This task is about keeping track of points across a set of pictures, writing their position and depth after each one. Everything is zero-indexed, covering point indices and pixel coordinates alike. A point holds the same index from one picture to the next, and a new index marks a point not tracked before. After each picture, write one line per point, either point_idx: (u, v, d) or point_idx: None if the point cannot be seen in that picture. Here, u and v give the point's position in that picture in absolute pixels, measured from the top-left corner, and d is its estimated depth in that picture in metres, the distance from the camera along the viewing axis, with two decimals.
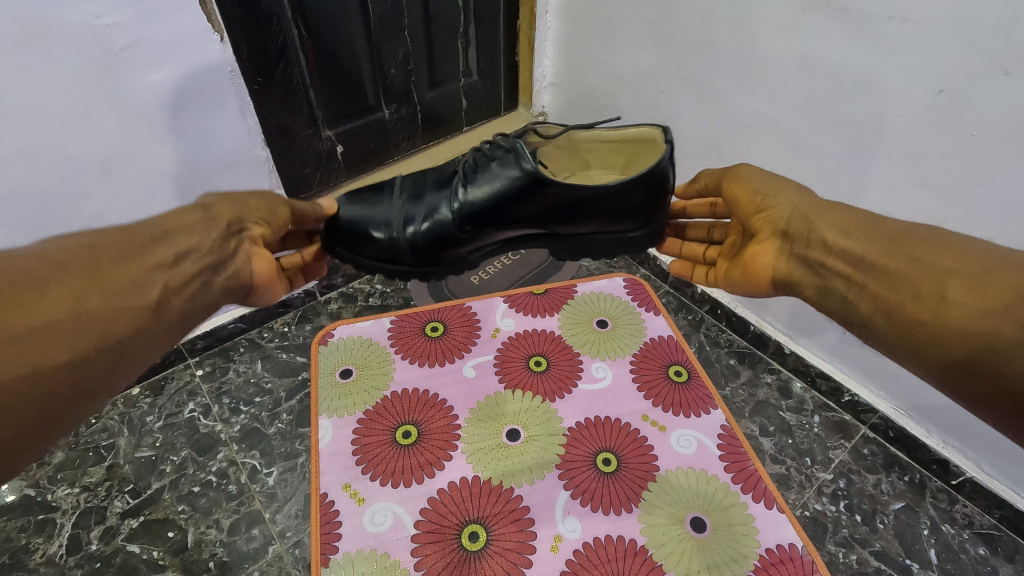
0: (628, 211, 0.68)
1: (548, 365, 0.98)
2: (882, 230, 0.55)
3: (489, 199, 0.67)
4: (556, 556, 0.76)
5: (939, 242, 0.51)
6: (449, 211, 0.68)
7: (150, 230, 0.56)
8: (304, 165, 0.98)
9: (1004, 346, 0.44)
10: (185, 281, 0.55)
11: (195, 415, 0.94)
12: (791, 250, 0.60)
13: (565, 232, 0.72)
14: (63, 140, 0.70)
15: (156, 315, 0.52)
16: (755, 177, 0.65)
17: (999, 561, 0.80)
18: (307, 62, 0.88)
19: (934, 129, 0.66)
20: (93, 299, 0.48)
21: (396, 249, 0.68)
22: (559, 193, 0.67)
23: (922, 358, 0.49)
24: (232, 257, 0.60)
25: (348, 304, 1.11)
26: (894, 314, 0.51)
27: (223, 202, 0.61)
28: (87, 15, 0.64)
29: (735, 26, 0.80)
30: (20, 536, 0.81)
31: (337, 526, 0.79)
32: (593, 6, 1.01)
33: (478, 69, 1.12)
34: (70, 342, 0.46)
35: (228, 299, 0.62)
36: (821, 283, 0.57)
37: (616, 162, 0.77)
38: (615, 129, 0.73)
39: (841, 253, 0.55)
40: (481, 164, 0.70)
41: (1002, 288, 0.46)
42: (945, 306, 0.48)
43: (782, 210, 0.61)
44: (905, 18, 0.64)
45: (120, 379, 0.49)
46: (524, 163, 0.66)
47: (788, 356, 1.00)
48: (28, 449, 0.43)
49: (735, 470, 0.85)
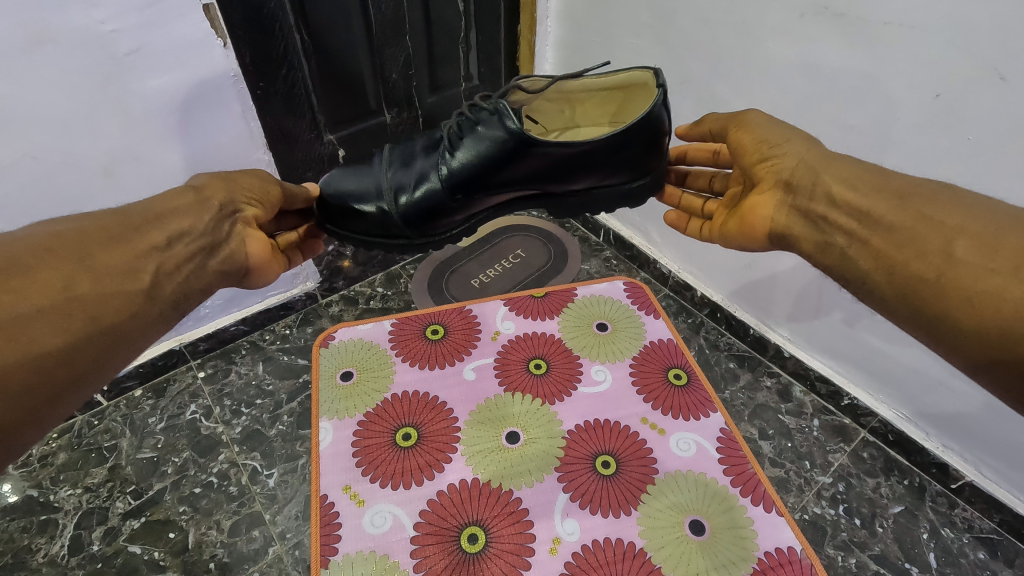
0: (624, 162, 0.69)
1: (547, 368, 0.98)
2: (889, 183, 0.55)
3: (478, 159, 0.68)
4: (555, 558, 0.77)
5: (950, 199, 0.51)
6: (439, 180, 0.68)
7: (141, 213, 0.57)
8: (307, 169, 0.99)
9: (1008, 307, 0.45)
10: (176, 264, 0.56)
11: (196, 416, 0.95)
12: (792, 203, 0.60)
13: (560, 190, 0.72)
14: (68, 144, 0.71)
15: (147, 300, 0.53)
16: (762, 126, 0.64)
17: (999, 564, 0.80)
18: (309, 67, 0.89)
19: (931, 134, 0.66)
20: (82, 284, 0.49)
21: (390, 222, 0.68)
22: (548, 153, 0.67)
23: (920, 318, 0.50)
24: (227, 240, 0.61)
25: (350, 307, 1.11)
26: (896, 272, 0.51)
27: (215, 183, 0.62)
28: (92, 20, 0.65)
29: (733, 31, 0.81)
30: (23, 537, 0.82)
31: (337, 528, 0.79)
32: (593, 11, 1.02)
33: (479, 74, 1.13)
34: (58, 328, 0.47)
35: (225, 280, 0.62)
36: (821, 238, 0.57)
37: (608, 109, 0.77)
38: (604, 76, 0.72)
39: (847, 207, 0.55)
40: (466, 128, 0.70)
41: (1011, 248, 0.46)
42: (952, 265, 0.48)
43: (787, 159, 0.61)
44: (901, 23, 0.64)
45: (113, 365, 0.51)
46: (509, 121, 0.66)
47: (787, 360, 0.99)
48: (20, 436, 0.44)
49: (734, 473, 0.85)
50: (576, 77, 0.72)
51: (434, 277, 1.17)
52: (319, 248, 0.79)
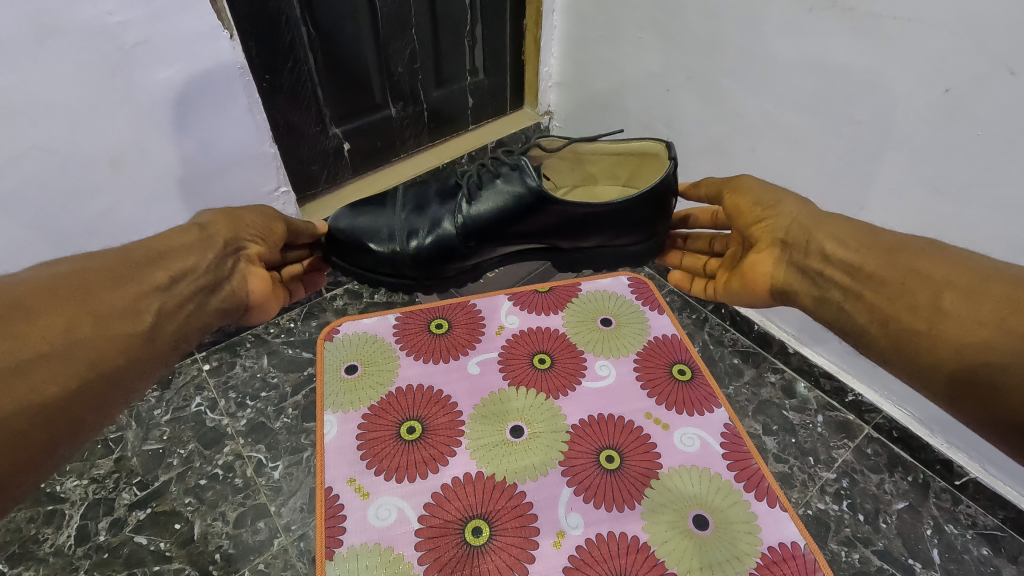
0: (632, 224, 0.69)
1: (552, 363, 0.98)
2: (878, 240, 0.56)
3: (493, 214, 0.68)
4: (559, 551, 0.77)
5: (938, 255, 0.51)
6: (453, 226, 0.68)
7: (144, 251, 0.57)
8: (312, 162, 0.99)
9: (994, 361, 0.45)
10: (180, 303, 0.56)
11: (202, 408, 0.95)
12: (790, 259, 0.60)
13: (570, 245, 0.73)
14: (75, 136, 0.71)
15: (150, 341, 0.53)
16: (755, 188, 0.65)
17: (1002, 561, 0.80)
18: (315, 60, 0.89)
19: (939, 129, 0.66)
20: (85, 328, 0.48)
21: (398, 263, 0.69)
22: (563, 211, 0.68)
23: (914, 367, 0.50)
24: (228, 278, 0.61)
25: (354, 301, 1.12)
26: (891, 326, 0.52)
27: (220, 221, 0.62)
28: (100, 12, 0.65)
29: (741, 25, 0.81)
30: (30, 526, 0.82)
31: (342, 519, 0.80)
32: (599, 5, 1.01)
33: (484, 68, 1.13)
34: (61, 376, 0.46)
35: (224, 319, 0.63)
36: (817, 291, 0.58)
37: (624, 173, 0.77)
38: (618, 142, 0.74)
39: (839, 263, 0.56)
40: (485, 178, 0.71)
41: (995, 300, 0.46)
42: (941, 318, 0.48)
43: (781, 219, 0.62)
44: (911, 17, 0.64)
45: (114, 408, 0.50)
46: (529, 176, 0.67)
47: (792, 356, 1.00)
48: (20, 488, 0.43)
49: (738, 468, 0.85)
50: (591, 139, 0.73)
51: None
52: (321, 281, 0.80)
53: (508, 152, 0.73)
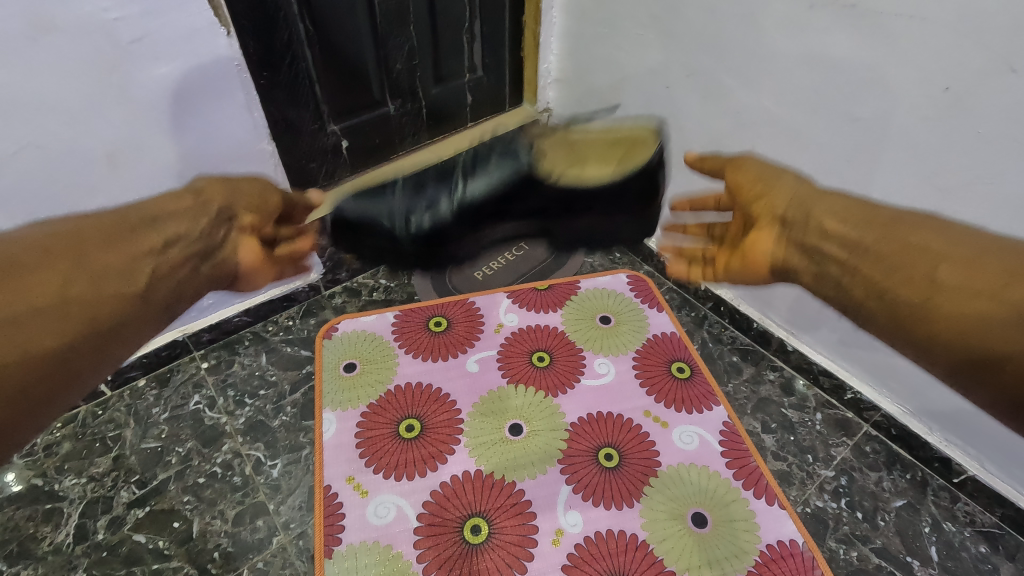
0: (625, 205, 0.75)
1: (551, 361, 0.98)
2: (876, 216, 0.55)
3: (487, 192, 0.74)
4: (558, 549, 0.77)
5: (934, 230, 0.51)
6: (450, 205, 0.74)
7: (139, 213, 0.56)
8: (310, 160, 0.99)
9: (999, 329, 0.44)
10: (172, 267, 0.55)
11: (200, 406, 0.95)
12: (790, 237, 0.59)
13: (561, 223, 0.79)
14: (71, 133, 0.70)
15: (143, 304, 0.52)
16: (755, 165, 0.65)
17: (1000, 559, 0.80)
18: (313, 57, 0.89)
19: (939, 127, 0.66)
20: (77, 286, 0.48)
21: (400, 240, 0.75)
22: (552, 189, 0.74)
23: (918, 347, 0.49)
24: (221, 246, 0.60)
25: (353, 298, 1.11)
26: (886, 298, 0.51)
27: (215, 188, 0.62)
28: (96, 9, 0.64)
29: (741, 22, 0.80)
30: (28, 525, 0.82)
31: (341, 518, 0.80)
32: (598, 2, 1.01)
33: (483, 65, 1.12)
34: (53, 330, 0.46)
35: (214, 286, 0.62)
36: (817, 269, 0.57)
37: (614, 156, 0.74)
38: (610, 126, 0.79)
39: (838, 239, 0.55)
40: (480, 162, 0.77)
41: (996, 271, 0.46)
42: (939, 290, 0.47)
43: (781, 195, 0.61)
44: (912, 15, 0.63)
45: (110, 365, 0.50)
46: (520, 157, 0.74)
47: (791, 354, 0.99)
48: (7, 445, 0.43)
49: (737, 466, 0.85)
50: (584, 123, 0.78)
51: (437, 269, 1.17)
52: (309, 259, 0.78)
53: (501, 138, 0.79)
